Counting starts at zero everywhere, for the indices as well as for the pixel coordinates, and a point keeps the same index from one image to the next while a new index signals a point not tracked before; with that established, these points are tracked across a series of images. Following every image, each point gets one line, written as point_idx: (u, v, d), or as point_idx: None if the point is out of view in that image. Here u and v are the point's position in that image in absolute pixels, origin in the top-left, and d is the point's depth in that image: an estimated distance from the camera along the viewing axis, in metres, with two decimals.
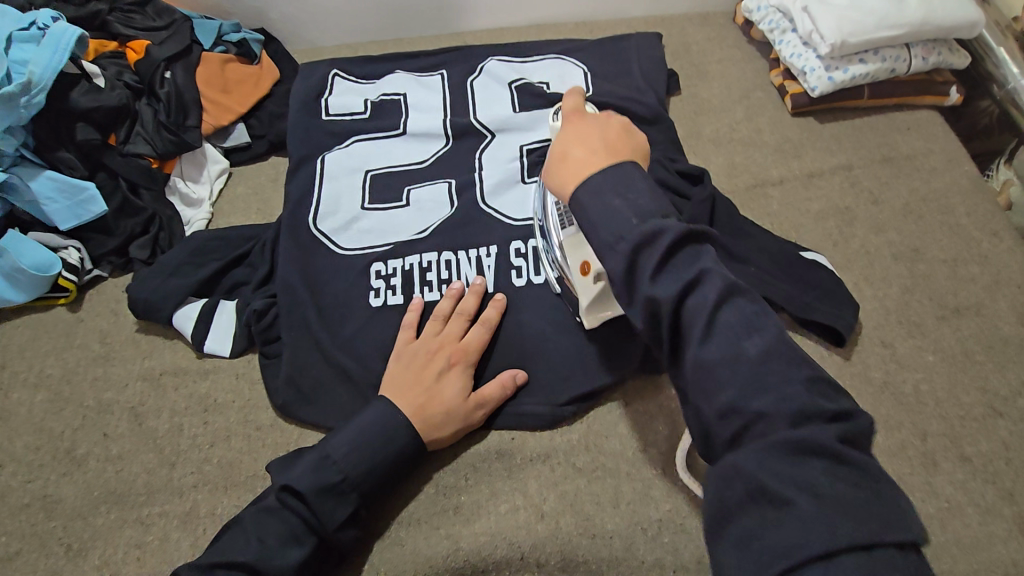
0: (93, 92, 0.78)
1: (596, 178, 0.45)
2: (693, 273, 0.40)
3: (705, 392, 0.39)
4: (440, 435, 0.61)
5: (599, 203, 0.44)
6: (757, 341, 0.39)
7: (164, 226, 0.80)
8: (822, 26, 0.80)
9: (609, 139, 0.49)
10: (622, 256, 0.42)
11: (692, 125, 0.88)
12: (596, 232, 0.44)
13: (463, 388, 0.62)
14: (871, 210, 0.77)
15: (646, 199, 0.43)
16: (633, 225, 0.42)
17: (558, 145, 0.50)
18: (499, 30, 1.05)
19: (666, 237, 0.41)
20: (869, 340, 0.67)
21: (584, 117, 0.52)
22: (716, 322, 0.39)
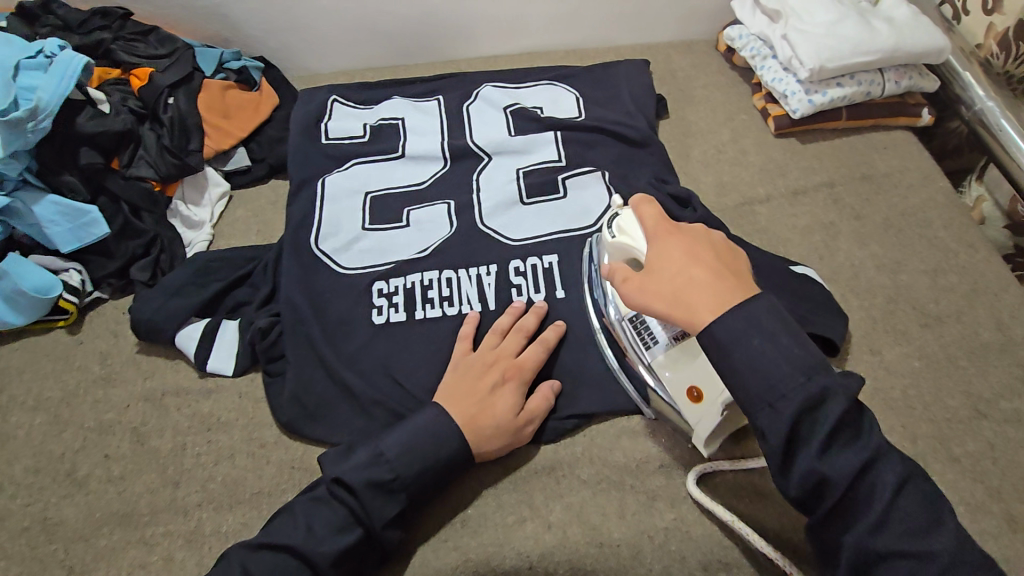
0: (97, 117, 0.79)
1: (730, 321, 0.45)
2: (834, 403, 0.43)
3: (842, 525, 0.43)
4: (489, 448, 0.61)
5: (743, 349, 0.44)
6: (887, 467, 0.42)
7: (165, 248, 0.80)
8: (800, 52, 0.84)
9: (723, 263, 0.49)
10: (788, 413, 0.43)
11: (680, 147, 0.92)
12: (751, 381, 0.44)
13: (514, 404, 0.63)
14: (854, 224, 0.80)
15: (789, 350, 0.44)
16: (791, 384, 0.43)
17: (663, 272, 0.49)
18: (493, 58, 1.09)
19: (825, 398, 0.43)
20: (857, 348, 0.69)
21: (685, 234, 0.51)
22: (834, 439, 0.43)
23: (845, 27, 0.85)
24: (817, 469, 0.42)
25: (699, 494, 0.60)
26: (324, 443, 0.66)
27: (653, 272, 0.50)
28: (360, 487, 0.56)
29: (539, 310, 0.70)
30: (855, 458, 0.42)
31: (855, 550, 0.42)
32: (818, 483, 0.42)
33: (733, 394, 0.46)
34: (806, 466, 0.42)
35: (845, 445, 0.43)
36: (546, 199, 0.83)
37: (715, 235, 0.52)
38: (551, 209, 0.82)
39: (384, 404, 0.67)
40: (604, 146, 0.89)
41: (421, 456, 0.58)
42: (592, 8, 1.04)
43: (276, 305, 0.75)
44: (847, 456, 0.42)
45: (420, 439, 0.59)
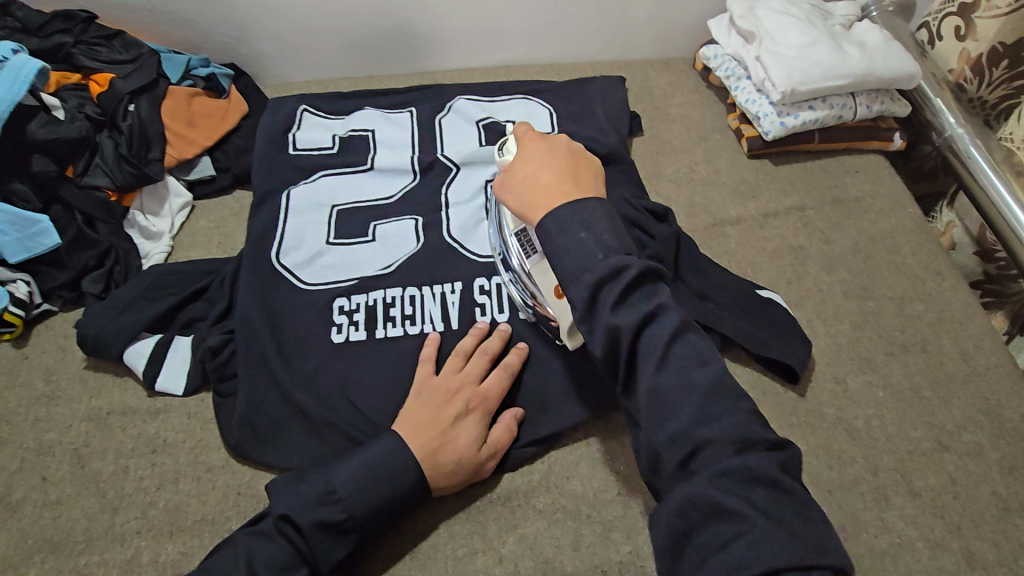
0: (51, 123, 0.77)
1: (561, 213, 0.51)
2: (632, 277, 0.47)
3: (659, 420, 0.45)
4: (448, 483, 0.59)
5: (565, 236, 0.50)
6: (704, 371, 0.46)
7: (120, 259, 0.78)
8: (773, 74, 0.84)
9: (574, 174, 0.56)
10: (590, 286, 0.48)
11: (652, 165, 0.91)
12: (568, 261, 0.50)
13: (477, 436, 0.61)
14: (823, 249, 0.79)
15: (606, 239, 0.49)
16: (599, 261, 0.48)
17: (520, 171, 0.57)
18: (469, 69, 1.08)
19: (629, 271, 0.47)
20: (822, 376, 0.68)
21: (547, 147, 0.59)
22: (647, 321, 0.47)
23: (818, 50, 0.84)
24: (612, 326, 0.47)
25: None
26: (272, 468, 0.64)
27: (514, 179, 0.57)
28: (305, 522, 0.54)
29: (504, 334, 0.68)
30: (682, 374, 0.45)
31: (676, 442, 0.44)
32: (681, 439, 0.44)
33: (555, 259, 0.51)
34: (602, 315, 0.47)
35: (652, 324, 0.47)
36: None
37: (578, 150, 0.59)
38: None
39: (338, 427, 0.65)
40: None
41: (373, 488, 0.56)
42: (569, 24, 1.03)
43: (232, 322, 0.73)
44: (653, 329, 0.46)
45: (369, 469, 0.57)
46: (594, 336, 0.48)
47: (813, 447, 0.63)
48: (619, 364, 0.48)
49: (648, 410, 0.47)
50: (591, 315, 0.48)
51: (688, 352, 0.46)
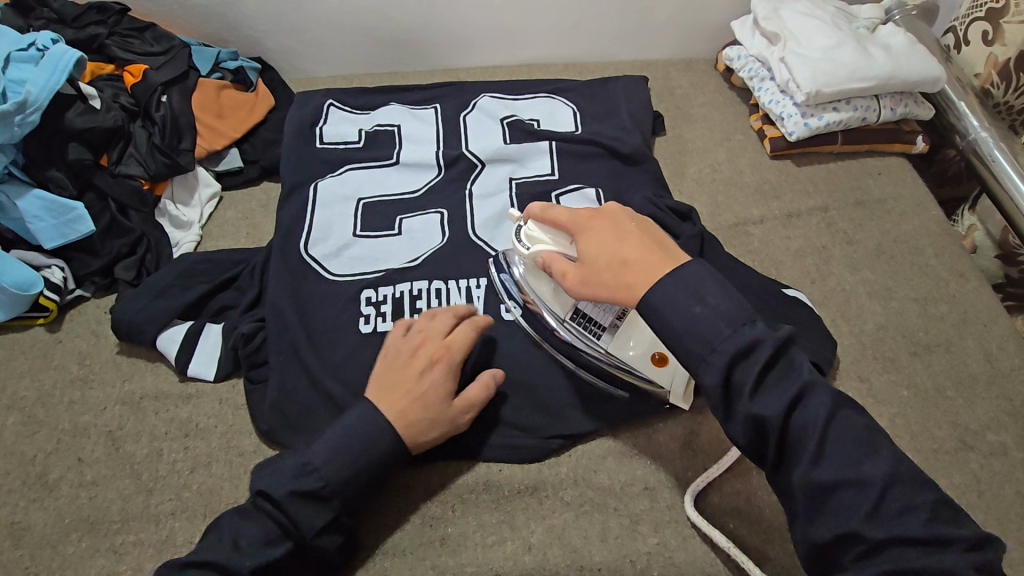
0: (87, 113, 0.78)
1: (671, 283, 0.48)
2: (762, 349, 0.45)
3: (825, 513, 0.43)
4: (422, 437, 0.59)
5: (677, 310, 0.47)
6: (850, 435, 0.44)
7: (152, 247, 0.79)
8: (797, 76, 0.84)
9: (654, 243, 0.52)
10: (723, 369, 0.45)
11: (675, 164, 0.92)
12: (692, 344, 0.46)
13: (446, 388, 0.61)
14: (846, 249, 0.80)
15: (720, 305, 0.46)
16: (726, 338, 0.45)
17: (596, 262, 0.53)
18: (492, 67, 1.09)
19: (762, 346, 0.45)
20: (846, 375, 0.69)
21: (610, 223, 0.55)
22: (766, 382, 0.45)
23: (844, 53, 0.85)
24: (751, 412, 0.44)
25: (694, 514, 0.60)
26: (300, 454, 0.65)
27: (592, 263, 0.54)
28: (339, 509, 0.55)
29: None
30: (782, 397, 0.44)
31: (846, 540, 0.42)
32: (754, 422, 0.45)
33: (675, 345, 0.47)
34: (742, 405, 0.44)
35: (773, 389, 0.45)
36: None
37: (641, 218, 0.56)
38: None
39: None
40: (599, 162, 0.89)
41: (357, 457, 0.56)
42: (593, 24, 1.04)
43: (262, 311, 0.74)
44: (773, 397, 0.44)
45: (379, 449, 0.57)
46: (734, 425, 0.45)
47: None
48: (764, 444, 0.45)
49: (781, 460, 0.45)
50: (729, 403, 0.45)
51: (779, 371, 0.45)
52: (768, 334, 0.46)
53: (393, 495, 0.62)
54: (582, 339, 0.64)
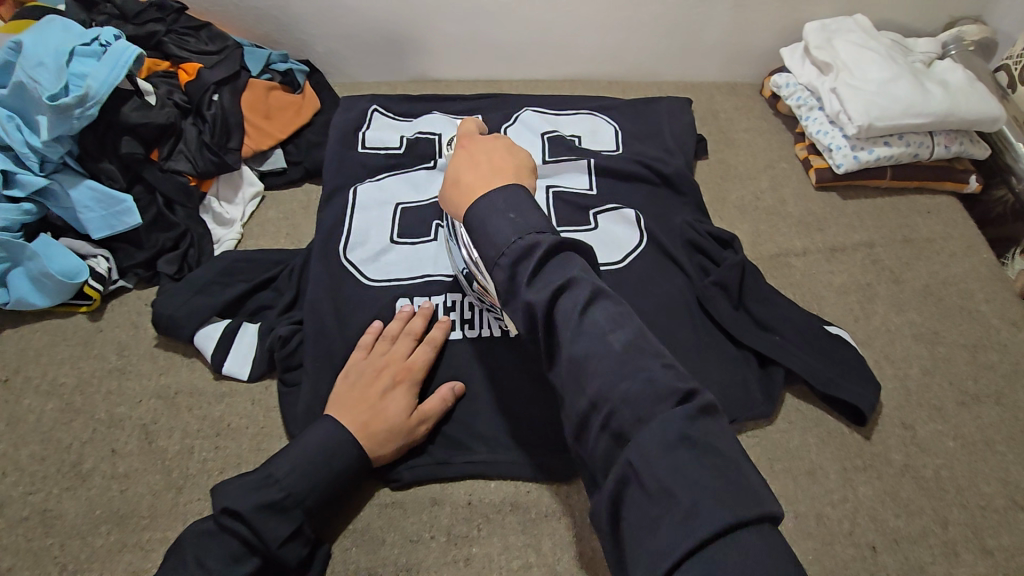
0: (143, 108, 0.80)
1: (492, 198, 0.49)
2: (541, 247, 0.44)
3: (578, 385, 0.41)
4: (384, 451, 0.61)
5: (492, 219, 0.48)
6: (621, 336, 0.41)
7: (195, 243, 0.80)
8: (849, 107, 0.83)
9: (496, 166, 0.54)
10: (508, 267, 0.45)
11: (717, 190, 0.91)
12: (487, 246, 0.47)
13: (406, 403, 0.63)
14: (892, 288, 0.78)
15: (529, 214, 0.47)
16: (512, 241, 0.45)
17: (452, 176, 0.55)
18: (535, 81, 1.09)
19: (541, 247, 0.44)
20: (889, 420, 0.67)
21: (470, 147, 0.57)
22: (565, 287, 0.43)
23: (898, 87, 0.84)
24: (530, 305, 0.43)
25: None
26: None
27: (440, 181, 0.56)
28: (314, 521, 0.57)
29: (427, 313, 0.70)
30: (550, 285, 0.43)
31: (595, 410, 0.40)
32: (531, 314, 0.43)
33: (480, 245, 0.48)
34: (519, 298, 0.44)
35: (547, 276, 0.44)
36: (576, 231, 0.81)
37: (502, 144, 0.57)
38: (585, 242, 0.80)
39: None
40: (639, 183, 0.88)
41: None
42: (639, 43, 1.04)
43: (299, 313, 0.74)
44: (546, 284, 0.43)
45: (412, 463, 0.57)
46: (517, 316, 0.45)
47: (877, 493, 0.62)
48: (539, 337, 0.44)
49: (551, 350, 0.44)
50: (513, 298, 0.45)
51: (560, 259, 0.45)
52: (560, 241, 0.45)
53: (420, 511, 0.63)
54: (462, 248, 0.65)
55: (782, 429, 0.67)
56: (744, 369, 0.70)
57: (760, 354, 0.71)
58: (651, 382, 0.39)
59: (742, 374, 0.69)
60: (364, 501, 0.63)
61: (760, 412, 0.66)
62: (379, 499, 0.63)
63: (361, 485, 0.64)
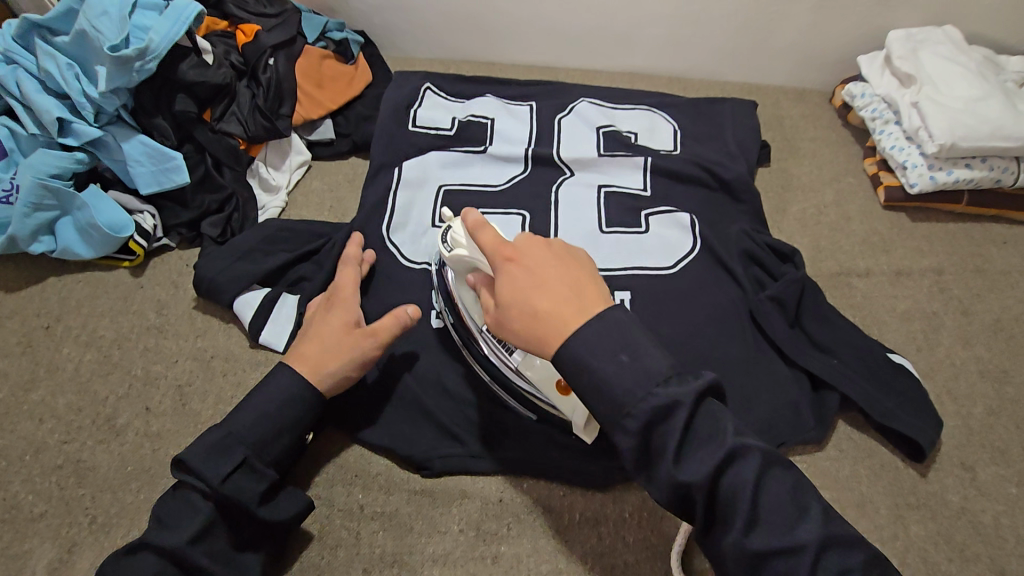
0: (200, 67, 0.78)
1: (592, 336, 0.42)
2: (680, 411, 0.40)
3: (722, 541, 0.41)
4: (331, 369, 0.58)
5: (596, 368, 0.41)
6: (751, 468, 0.40)
7: (240, 208, 0.80)
8: (932, 124, 0.78)
9: (571, 286, 0.44)
10: (638, 432, 0.40)
11: (778, 200, 0.86)
12: (600, 398, 0.41)
13: (344, 321, 0.61)
14: (960, 320, 0.73)
15: (646, 360, 0.41)
16: (641, 401, 0.40)
17: (520, 304, 0.44)
18: (592, 72, 1.05)
19: (682, 407, 0.40)
20: (949, 460, 0.64)
21: (526, 262, 0.46)
22: (688, 442, 0.40)
23: (987, 107, 0.79)
24: (673, 479, 0.40)
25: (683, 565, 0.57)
26: (364, 438, 0.64)
27: (501, 308, 0.46)
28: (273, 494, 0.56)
29: (354, 241, 0.72)
30: (707, 462, 0.40)
31: None
32: (682, 491, 0.40)
33: (585, 395, 0.42)
34: (663, 470, 0.40)
35: (699, 450, 0.40)
36: (626, 231, 0.79)
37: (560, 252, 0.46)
38: (633, 243, 0.78)
39: (438, 409, 0.64)
40: (696, 185, 0.84)
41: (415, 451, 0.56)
42: (707, 39, 0.99)
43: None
44: (699, 460, 0.40)
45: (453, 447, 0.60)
46: (657, 489, 0.41)
47: (931, 535, 0.60)
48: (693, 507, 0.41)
49: (711, 523, 0.41)
50: (651, 470, 0.41)
51: (706, 422, 0.41)
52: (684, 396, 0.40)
53: (449, 502, 0.61)
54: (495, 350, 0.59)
55: (832, 458, 0.64)
56: (796, 390, 0.67)
57: (814, 376, 0.67)
58: (847, 566, 0.39)
59: (793, 393, 0.66)
60: (393, 486, 0.62)
61: (810, 438, 0.64)
62: (408, 486, 0.62)
63: (390, 468, 0.63)
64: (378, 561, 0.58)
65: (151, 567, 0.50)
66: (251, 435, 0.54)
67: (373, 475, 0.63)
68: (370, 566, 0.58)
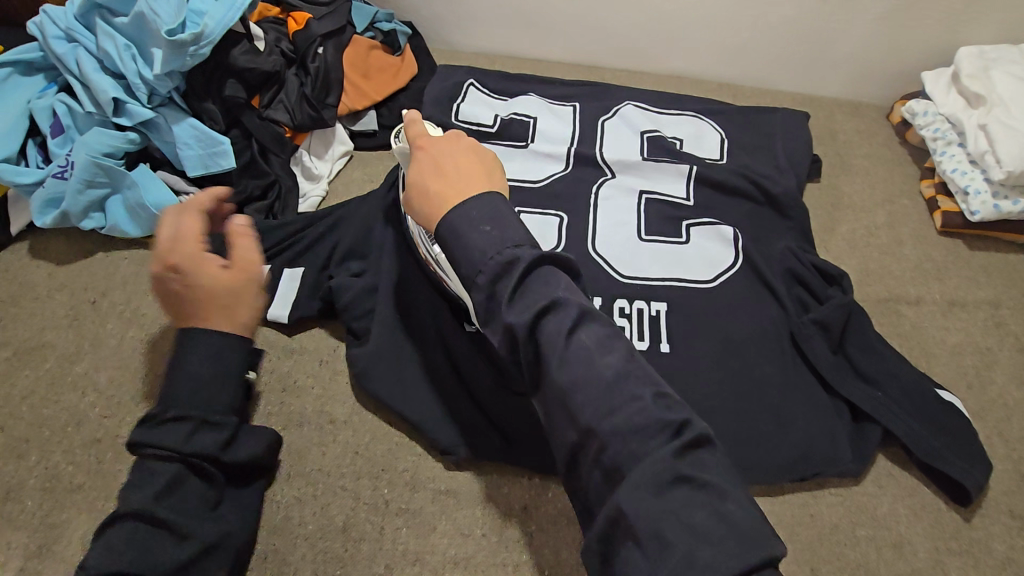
0: (251, 53, 0.79)
1: (467, 209, 0.44)
2: (533, 277, 0.41)
3: (568, 415, 0.38)
4: (241, 317, 0.50)
5: (467, 230, 0.43)
6: (612, 358, 0.38)
7: (282, 195, 0.80)
8: (999, 149, 0.74)
9: (465, 174, 0.48)
10: (485, 286, 0.41)
11: (827, 219, 0.83)
12: (463, 259, 0.43)
13: (210, 266, 0.48)
14: (1016, 358, 0.70)
15: (507, 228, 0.43)
16: (491, 257, 0.42)
17: (426, 187, 0.47)
18: (638, 74, 1.03)
19: (520, 262, 0.41)
20: (995, 506, 0.61)
21: (431, 151, 0.50)
22: (522, 292, 0.40)
23: None
24: (508, 323, 0.40)
25: None
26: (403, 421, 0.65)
27: (404, 188, 0.49)
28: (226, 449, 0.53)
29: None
30: (528, 309, 0.39)
31: (594, 447, 0.37)
32: (510, 337, 0.40)
33: (455, 262, 0.44)
34: (507, 313, 0.40)
35: (527, 296, 0.40)
36: (666, 242, 0.77)
37: (465, 145, 0.50)
38: (672, 254, 0.76)
39: (466, 403, 0.65)
40: (741, 198, 0.82)
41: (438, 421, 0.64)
42: (761, 46, 0.96)
43: (359, 264, 0.72)
44: (525, 304, 0.40)
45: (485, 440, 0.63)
46: (493, 331, 0.41)
47: None
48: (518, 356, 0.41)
49: (535, 374, 0.40)
50: (489, 313, 0.41)
51: (540, 278, 0.41)
52: (574, 300, 0.40)
53: (474, 505, 0.61)
54: (423, 244, 0.64)
55: (869, 493, 0.62)
56: (836, 420, 0.64)
57: (856, 407, 0.65)
58: (640, 397, 0.37)
59: (832, 423, 0.64)
60: (418, 484, 0.62)
61: (847, 469, 0.62)
62: (433, 485, 0.62)
63: (416, 467, 0.64)
64: (400, 558, 0.58)
65: (129, 539, 0.46)
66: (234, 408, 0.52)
67: (399, 471, 0.63)
68: (393, 562, 0.58)
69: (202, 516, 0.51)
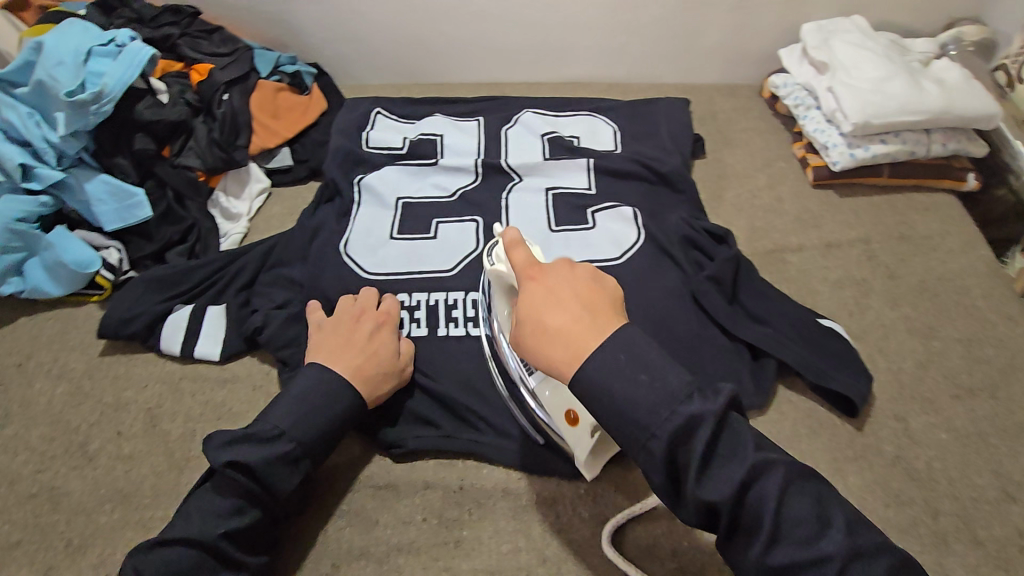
0: (156, 106, 0.83)
1: (601, 356, 0.43)
2: (702, 427, 0.41)
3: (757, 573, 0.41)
4: (382, 392, 0.64)
5: (619, 382, 0.43)
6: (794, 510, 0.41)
7: (202, 237, 0.83)
8: (845, 106, 0.84)
9: (591, 308, 0.45)
10: (664, 449, 0.41)
11: (714, 189, 0.91)
12: (625, 421, 0.42)
13: (389, 346, 0.66)
14: (887, 284, 0.78)
15: (666, 379, 0.42)
16: (665, 415, 0.41)
17: (550, 323, 0.45)
18: (535, 84, 1.11)
19: (703, 420, 0.41)
20: (882, 413, 0.68)
21: (548, 280, 0.47)
22: (711, 459, 0.41)
23: (894, 84, 0.84)
24: (698, 496, 0.41)
25: (609, 530, 0.60)
26: None
27: (517, 324, 0.47)
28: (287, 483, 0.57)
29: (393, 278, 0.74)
30: (723, 480, 0.40)
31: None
32: (706, 507, 0.41)
33: (613, 423, 0.43)
34: (705, 486, 0.40)
35: (720, 467, 0.41)
36: (574, 229, 0.83)
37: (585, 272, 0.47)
38: (581, 238, 0.82)
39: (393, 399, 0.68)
40: (636, 181, 0.89)
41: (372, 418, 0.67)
42: (639, 45, 1.05)
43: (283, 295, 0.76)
44: (721, 478, 0.41)
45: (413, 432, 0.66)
46: (685, 505, 0.42)
47: (867, 483, 0.63)
48: (714, 519, 0.42)
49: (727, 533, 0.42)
50: (677, 484, 0.42)
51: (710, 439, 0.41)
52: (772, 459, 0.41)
53: (413, 493, 0.64)
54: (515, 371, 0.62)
55: (772, 420, 0.68)
56: (738, 361, 0.70)
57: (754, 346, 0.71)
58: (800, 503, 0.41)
59: (734, 365, 0.70)
60: (358, 484, 0.65)
61: (749, 404, 0.68)
62: (373, 482, 0.65)
63: (355, 468, 0.66)
64: (347, 555, 0.60)
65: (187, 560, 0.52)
66: (297, 435, 0.57)
67: (339, 475, 0.66)
68: (339, 560, 0.60)
69: (254, 537, 0.56)
